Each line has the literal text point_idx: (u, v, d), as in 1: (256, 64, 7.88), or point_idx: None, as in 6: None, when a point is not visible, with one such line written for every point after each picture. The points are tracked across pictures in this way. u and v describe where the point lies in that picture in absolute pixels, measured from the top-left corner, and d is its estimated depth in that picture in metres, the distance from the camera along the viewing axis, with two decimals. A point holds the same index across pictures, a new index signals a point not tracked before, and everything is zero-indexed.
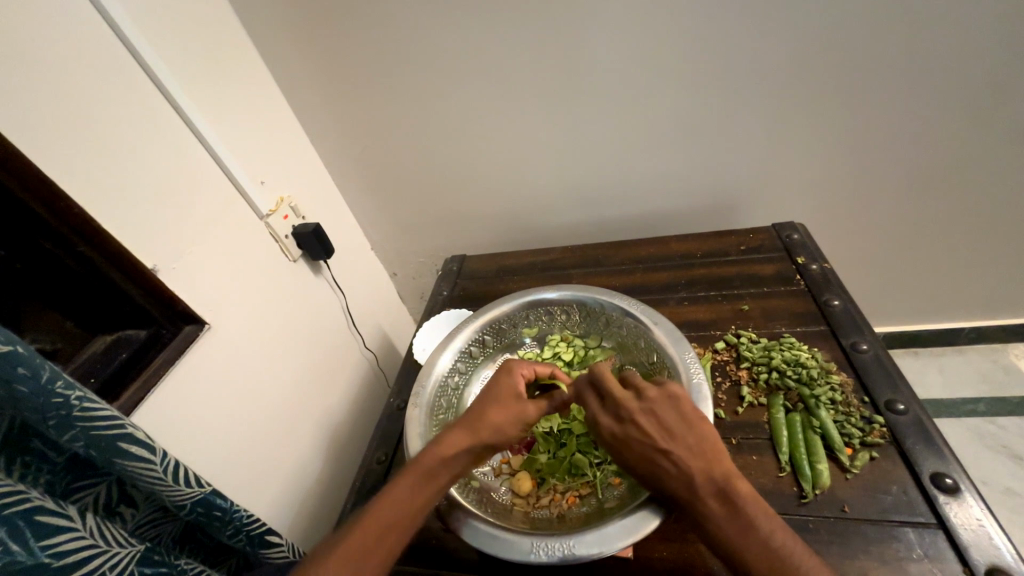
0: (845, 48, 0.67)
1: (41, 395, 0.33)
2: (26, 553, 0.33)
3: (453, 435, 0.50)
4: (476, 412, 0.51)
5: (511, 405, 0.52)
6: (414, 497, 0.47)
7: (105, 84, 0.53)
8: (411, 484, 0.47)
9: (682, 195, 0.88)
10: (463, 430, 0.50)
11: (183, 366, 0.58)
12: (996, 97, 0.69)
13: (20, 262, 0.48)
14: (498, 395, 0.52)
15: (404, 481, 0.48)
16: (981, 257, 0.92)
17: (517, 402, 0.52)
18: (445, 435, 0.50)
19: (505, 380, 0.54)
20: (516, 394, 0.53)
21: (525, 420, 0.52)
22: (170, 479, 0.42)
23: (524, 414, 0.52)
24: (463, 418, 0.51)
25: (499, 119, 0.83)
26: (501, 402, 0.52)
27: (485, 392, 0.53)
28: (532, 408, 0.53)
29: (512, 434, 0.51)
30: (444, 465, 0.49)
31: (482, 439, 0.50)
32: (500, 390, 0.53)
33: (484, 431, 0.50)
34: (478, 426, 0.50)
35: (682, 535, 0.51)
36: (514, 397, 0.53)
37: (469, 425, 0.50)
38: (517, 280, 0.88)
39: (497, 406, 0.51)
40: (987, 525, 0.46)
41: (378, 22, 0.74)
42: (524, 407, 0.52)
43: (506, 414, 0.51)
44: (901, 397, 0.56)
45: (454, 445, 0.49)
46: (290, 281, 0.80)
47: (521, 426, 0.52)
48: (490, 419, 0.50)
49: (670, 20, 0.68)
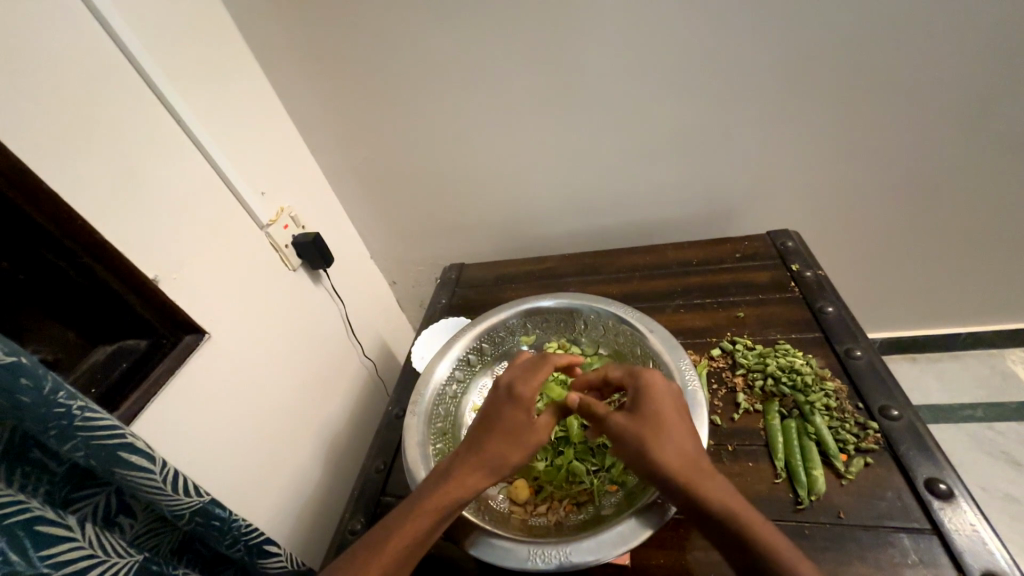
0: (834, 57, 0.68)
1: (44, 405, 0.34)
2: (26, 562, 0.33)
3: (469, 473, 0.49)
4: (488, 448, 0.50)
5: (529, 438, 0.51)
6: (427, 531, 0.47)
7: (109, 97, 0.55)
8: (428, 524, 0.47)
9: (678, 203, 0.89)
10: (477, 471, 0.49)
11: (184, 376, 0.58)
12: (985, 105, 0.71)
13: (23, 274, 0.49)
14: (509, 427, 0.51)
15: (419, 519, 0.47)
16: (975, 262, 0.93)
17: (530, 434, 0.51)
18: (462, 474, 0.49)
19: (516, 413, 0.51)
20: (527, 426, 0.51)
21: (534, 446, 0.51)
22: (170, 489, 0.42)
23: (536, 444, 0.51)
24: (477, 456, 0.50)
25: (496, 129, 0.84)
26: (514, 434, 0.50)
27: (499, 422, 0.51)
28: (542, 433, 0.52)
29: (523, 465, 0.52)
30: (459, 504, 0.48)
31: (498, 477, 0.50)
32: (516, 422, 0.51)
33: (503, 470, 0.50)
34: (495, 464, 0.50)
35: (678, 542, 0.51)
36: (527, 427, 0.51)
37: (486, 466, 0.49)
38: (514, 288, 0.88)
39: (512, 442, 0.50)
40: (981, 530, 0.46)
41: (377, 35, 0.75)
42: (535, 436, 0.51)
43: (519, 449, 0.50)
44: (895, 402, 0.56)
45: (469, 485, 0.49)
46: (290, 291, 0.80)
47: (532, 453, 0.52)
48: (507, 459, 0.50)
49: (663, 30, 0.69)
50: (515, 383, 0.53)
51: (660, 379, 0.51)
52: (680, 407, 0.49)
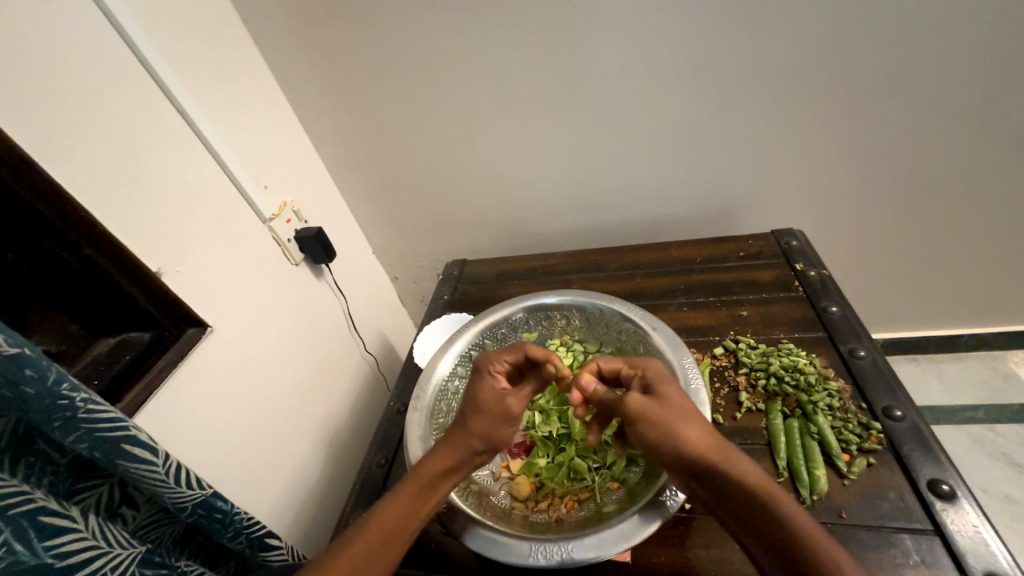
0: (843, 56, 0.68)
1: (47, 397, 0.34)
2: (30, 552, 0.34)
3: (449, 446, 0.50)
4: (464, 421, 0.51)
5: (498, 407, 0.52)
6: (412, 508, 0.47)
7: (110, 89, 0.54)
8: (410, 496, 0.48)
9: (683, 201, 0.89)
10: (456, 443, 0.50)
11: (187, 367, 0.58)
12: (995, 105, 0.70)
13: (26, 265, 0.49)
14: (482, 399, 0.52)
15: (402, 492, 0.48)
16: (981, 263, 0.93)
17: (502, 404, 0.52)
18: (439, 447, 0.50)
19: (486, 386, 0.53)
20: (500, 396, 0.53)
21: (512, 417, 0.52)
22: (172, 481, 0.42)
23: (513, 414, 0.52)
24: (453, 428, 0.51)
25: (499, 125, 0.83)
26: (486, 407, 0.52)
27: (470, 395, 0.53)
28: (516, 404, 0.53)
29: (506, 438, 0.52)
30: (440, 476, 0.49)
31: (475, 447, 0.50)
32: (485, 394, 0.52)
33: (477, 439, 0.50)
34: (470, 433, 0.50)
35: (679, 540, 0.51)
36: (497, 398, 0.53)
37: (461, 436, 0.50)
38: (517, 284, 0.88)
39: (484, 413, 0.51)
40: (984, 532, 0.46)
41: (381, 29, 0.75)
42: (509, 407, 0.52)
43: (499, 419, 0.51)
44: (899, 403, 0.56)
45: (450, 457, 0.49)
46: (292, 285, 0.80)
47: (510, 426, 0.52)
48: (480, 427, 0.50)
49: (669, 27, 0.68)
50: (487, 362, 0.56)
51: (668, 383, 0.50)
52: (670, 393, 0.49)
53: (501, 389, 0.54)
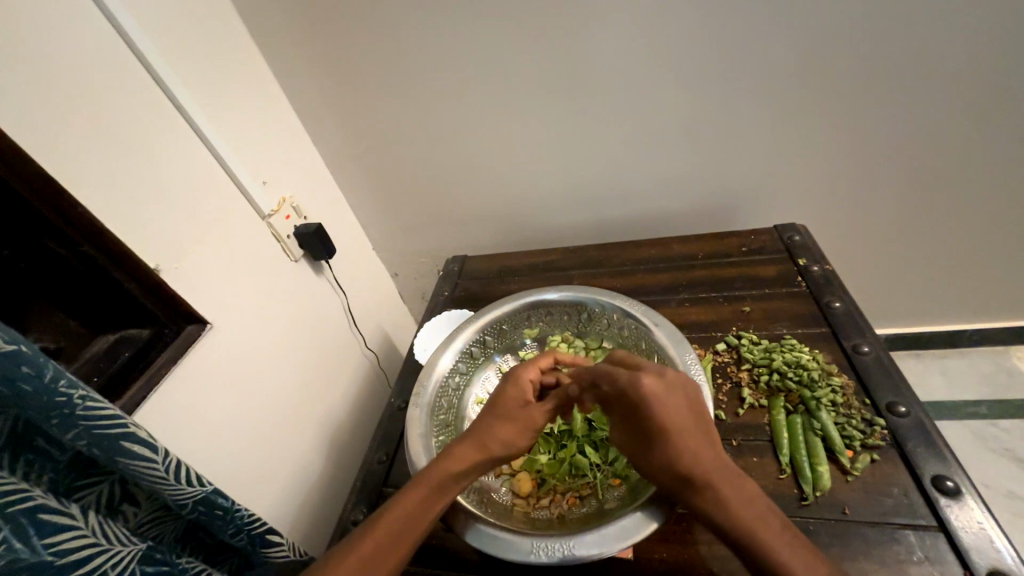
0: (848, 49, 0.67)
1: (44, 394, 0.34)
2: (29, 550, 0.33)
3: (465, 449, 0.50)
4: (484, 424, 0.51)
5: (521, 415, 0.51)
6: (423, 510, 0.47)
7: (107, 85, 0.53)
8: (420, 498, 0.47)
9: (684, 197, 0.88)
10: (473, 447, 0.50)
11: (185, 365, 0.58)
12: (1003, 98, 0.69)
13: (24, 262, 0.48)
14: (507, 407, 0.51)
15: (413, 492, 0.48)
16: (986, 258, 0.92)
17: (526, 413, 0.52)
18: (455, 449, 0.50)
19: (513, 392, 0.52)
20: (525, 405, 0.52)
21: (533, 427, 0.52)
22: (172, 478, 0.42)
23: (534, 424, 0.52)
24: (473, 432, 0.51)
25: (499, 121, 0.83)
26: (510, 415, 0.51)
27: (496, 400, 0.52)
28: (539, 414, 0.52)
29: (522, 447, 0.52)
30: (454, 479, 0.49)
31: (491, 454, 0.50)
32: (511, 400, 0.52)
33: (495, 446, 0.50)
34: (489, 441, 0.50)
35: (682, 537, 0.51)
36: (522, 407, 0.52)
37: (479, 441, 0.50)
38: (517, 280, 0.88)
39: (506, 421, 0.51)
40: (988, 528, 0.46)
41: (380, 26, 0.74)
42: (531, 416, 0.52)
43: (518, 427, 0.51)
44: (902, 399, 0.56)
45: (464, 461, 0.49)
46: (292, 281, 0.80)
47: (529, 435, 0.52)
48: (499, 435, 0.50)
49: (671, 19, 0.67)
50: (517, 369, 0.55)
51: (679, 400, 0.45)
52: (686, 412, 0.44)
53: (527, 399, 0.53)
